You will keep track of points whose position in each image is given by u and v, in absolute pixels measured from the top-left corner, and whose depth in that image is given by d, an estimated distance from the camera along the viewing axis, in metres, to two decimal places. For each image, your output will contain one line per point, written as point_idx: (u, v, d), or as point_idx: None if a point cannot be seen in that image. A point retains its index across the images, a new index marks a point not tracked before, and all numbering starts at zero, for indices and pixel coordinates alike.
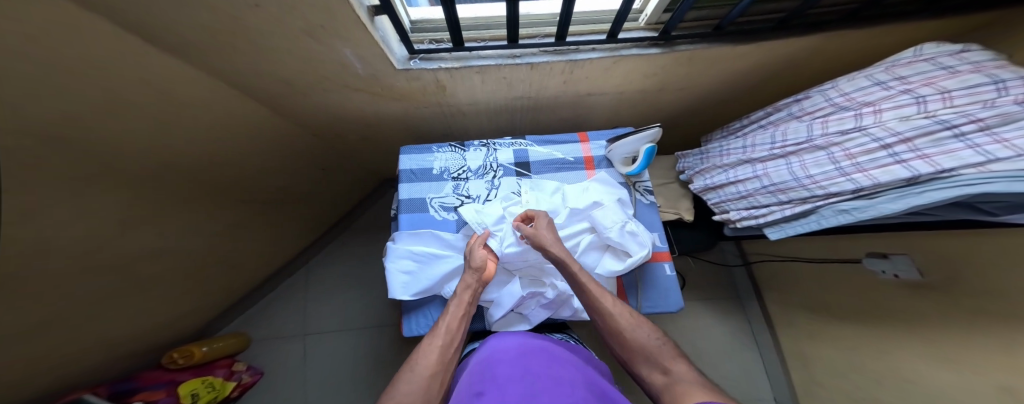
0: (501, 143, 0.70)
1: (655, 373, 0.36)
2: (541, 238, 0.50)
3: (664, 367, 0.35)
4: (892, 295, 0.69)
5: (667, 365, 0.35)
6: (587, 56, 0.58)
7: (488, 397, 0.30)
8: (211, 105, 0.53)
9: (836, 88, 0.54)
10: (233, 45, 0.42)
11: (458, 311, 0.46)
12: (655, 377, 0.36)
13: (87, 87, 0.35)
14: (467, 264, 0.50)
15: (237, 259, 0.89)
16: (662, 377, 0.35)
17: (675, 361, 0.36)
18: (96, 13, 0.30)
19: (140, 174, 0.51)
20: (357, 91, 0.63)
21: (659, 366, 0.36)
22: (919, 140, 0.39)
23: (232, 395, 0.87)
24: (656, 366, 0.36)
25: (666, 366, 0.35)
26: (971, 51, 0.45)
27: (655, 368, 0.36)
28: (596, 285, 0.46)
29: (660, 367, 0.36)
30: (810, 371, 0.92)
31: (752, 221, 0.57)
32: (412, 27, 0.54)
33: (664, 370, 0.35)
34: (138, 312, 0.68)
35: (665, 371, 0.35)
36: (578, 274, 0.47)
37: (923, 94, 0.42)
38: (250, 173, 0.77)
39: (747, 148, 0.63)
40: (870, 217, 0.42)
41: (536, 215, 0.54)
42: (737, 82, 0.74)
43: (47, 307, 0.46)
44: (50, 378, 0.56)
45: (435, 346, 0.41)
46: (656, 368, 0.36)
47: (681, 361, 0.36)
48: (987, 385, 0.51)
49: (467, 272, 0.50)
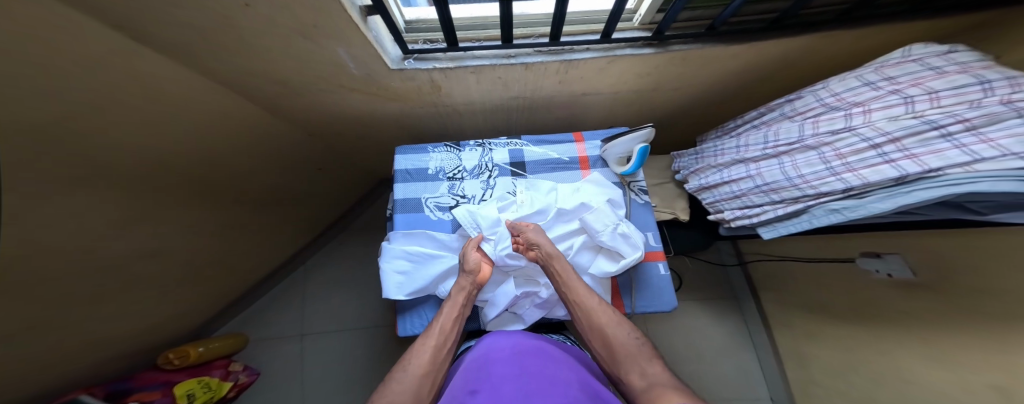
0: (496, 143, 0.71)
1: (632, 376, 0.36)
2: (531, 237, 0.50)
3: (641, 371, 0.36)
4: (886, 294, 0.70)
5: (645, 369, 0.36)
6: (582, 56, 0.59)
7: (483, 395, 0.30)
8: (207, 105, 0.54)
9: (827, 88, 0.54)
10: (228, 45, 0.43)
11: (453, 312, 0.46)
12: (632, 380, 0.36)
13: (82, 86, 0.35)
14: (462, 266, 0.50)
15: (234, 259, 0.90)
16: (639, 379, 0.35)
17: (652, 364, 0.37)
18: (94, 14, 0.31)
19: (137, 174, 0.51)
20: (354, 91, 0.63)
21: (637, 368, 0.36)
22: (908, 140, 0.39)
23: (229, 395, 0.86)
24: (634, 369, 0.36)
25: (644, 369, 0.36)
26: (958, 52, 0.46)
27: (633, 371, 0.36)
28: (581, 286, 0.47)
29: (637, 369, 0.36)
30: (806, 370, 0.93)
31: (746, 221, 0.57)
32: (407, 27, 0.55)
33: (642, 373, 0.35)
34: (135, 312, 0.68)
35: (642, 374, 0.35)
36: (564, 273, 0.47)
37: (911, 95, 0.43)
38: (247, 173, 0.77)
39: (740, 148, 0.63)
40: (860, 216, 0.42)
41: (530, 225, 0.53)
42: (731, 82, 0.75)
43: (41, 306, 0.46)
44: (46, 378, 0.56)
45: (428, 347, 0.41)
46: (633, 371, 0.36)
47: (657, 363, 0.37)
48: (978, 383, 0.52)
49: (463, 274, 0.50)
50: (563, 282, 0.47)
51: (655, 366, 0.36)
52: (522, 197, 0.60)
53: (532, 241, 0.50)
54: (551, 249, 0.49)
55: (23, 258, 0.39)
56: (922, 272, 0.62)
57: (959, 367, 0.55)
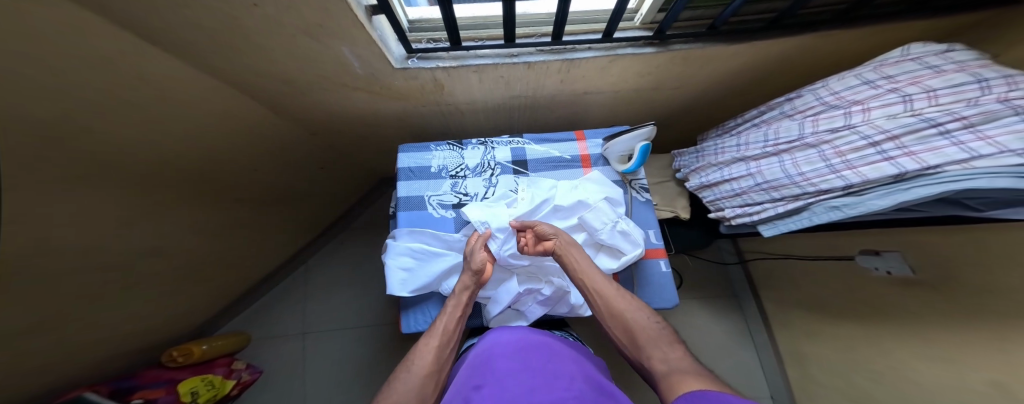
0: (498, 142, 0.71)
1: (653, 360, 0.36)
2: (544, 230, 0.51)
3: (662, 356, 0.36)
4: (885, 292, 0.70)
5: (666, 354, 0.36)
6: (583, 56, 0.60)
7: (487, 389, 0.31)
8: (211, 104, 0.54)
9: (826, 87, 0.55)
10: (232, 44, 0.43)
11: (455, 312, 0.46)
12: (654, 365, 0.36)
13: (86, 84, 0.35)
14: (465, 264, 0.50)
15: (236, 257, 0.90)
16: (661, 364, 0.35)
17: (673, 350, 0.36)
18: (101, 11, 0.31)
19: (141, 172, 0.51)
20: (357, 90, 0.64)
21: (657, 354, 0.36)
22: (907, 137, 0.40)
23: (232, 393, 0.86)
24: (656, 355, 0.36)
25: (665, 355, 0.36)
26: (955, 51, 0.47)
27: (653, 356, 0.36)
28: (599, 276, 0.47)
29: (658, 355, 0.36)
30: (806, 368, 0.93)
31: (746, 218, 0.58)
32: (411, 26, 0.55)
33: (663, 358, 0.35)
34: (138, 310, 0.68)
35: (663, 359, 0.35)
36: (581, 263, 0.48)
37: (910, 93, 0.44)
38: (250, 172, 0.78)
39: (740, 146, 0.64)
40: (860, 213, 0.43)
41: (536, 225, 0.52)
42: (731, 82, 0.75)
43: (46, 304, 0.46)
44: (51, 375, 0.56)
45: (431, 347, 0.41)
46: (654, 356, 0.36)
47: (678, 349, 0.37)
48: (978, 380, 0.52)
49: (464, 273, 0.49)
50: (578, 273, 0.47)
51: (676, 352, 0.36)
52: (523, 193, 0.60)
53: (545, 232, 0.51)
54: (567, 237, 0.52)
55: (28, 256, 0.39)
56: (922, 269, 0.63)
57: (960, 364, 0.55)
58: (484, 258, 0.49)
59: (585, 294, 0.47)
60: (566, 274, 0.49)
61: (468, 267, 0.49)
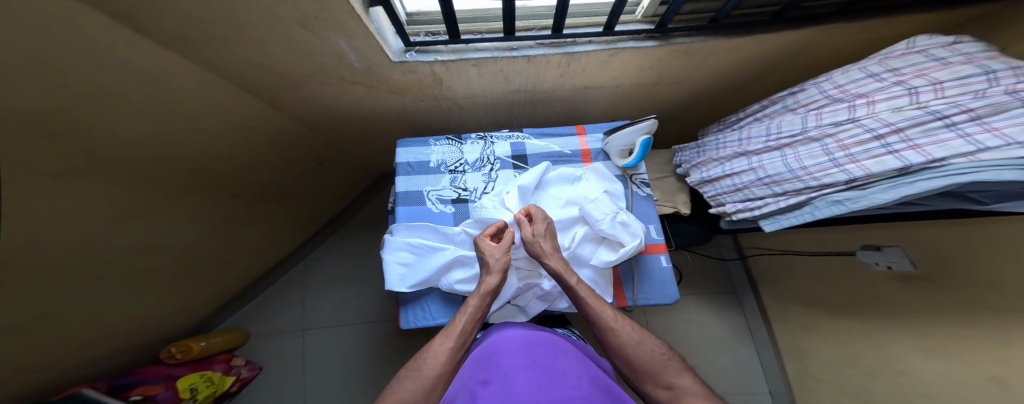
0: (498, 136, 0.70)
1: (659, 388, 0.36)
2: (541, 249, 0.50)
3: (667, 382, 0.35)
4: (884, 287, 0.71)
5: (672, 380, 0.35)
6: (584, 49, 0.59)
7: (493, 385, 0.31)
8: (207, 99, 0.53)
9: (830, 80, 0.54)
10: (224, 36, 0.42)
11: (477, 313, 0.44)
12: (659, 393, 0.35)
13: (82, 79, 0.35)
14: (486, 266, 0.48)
15: (232, 254, 0.89)
16: (666, 392, 0.35)
17: (681, 376, 0.35)
18: (93, 8, 0.30)
19: (133, 168, 0.50)
20: (354, 84, 0.63)
21: (662, 380, 0.36)
22: (911, 130, 0.39)
23: (232, 389, 0.89)
24: (661, 380, 0.36)
25: (671, 380, 0.35)
26: (963, 43, 0.46)
27: (658, 382, 0.36)
28: (604, 305, 0.45)
29: (664, 381, 0.36)
30: (805, 364, 0.94)
31: (748, 213, 0.58)
32: (409, 20, 0.55)
33: (668, 385, 0.35)
34: (133, 308, 0.68)
35: (669, 386, 0.35)
36: (577, 287, 0.46)
37: (915, 86, 0.43)
38: (246, 166, 0.77)
39: (742, 140, 0.63)
40: (863, 207, 0.42)
41: (534, 210, 0.54)
42: (733, 76, 0.75)
43: (42, 301, 0.46)
44: (51, 373, 0.56)
45: (446, 348, 0.38)
46: (659, 383, 0.36)
47: (687, 375, 0.36)
48: (975, 376, 0.52)
49: (489, 274, 0.47)
50: (574, 288, 0.46)
51: (684, 377, 0.35)
52: (513, 196, 0.58)
53: (542, 251, 0.49)
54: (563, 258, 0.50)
55: (27, 253, 0.39)
56: (922, 264, 0.63)
57: (955, 357, 0.56)
58: (506, 258, 0.49)
59: (589, 322, 0.44)
60: (568, 297, 0.47)
61: (492, 268, 0.48)
